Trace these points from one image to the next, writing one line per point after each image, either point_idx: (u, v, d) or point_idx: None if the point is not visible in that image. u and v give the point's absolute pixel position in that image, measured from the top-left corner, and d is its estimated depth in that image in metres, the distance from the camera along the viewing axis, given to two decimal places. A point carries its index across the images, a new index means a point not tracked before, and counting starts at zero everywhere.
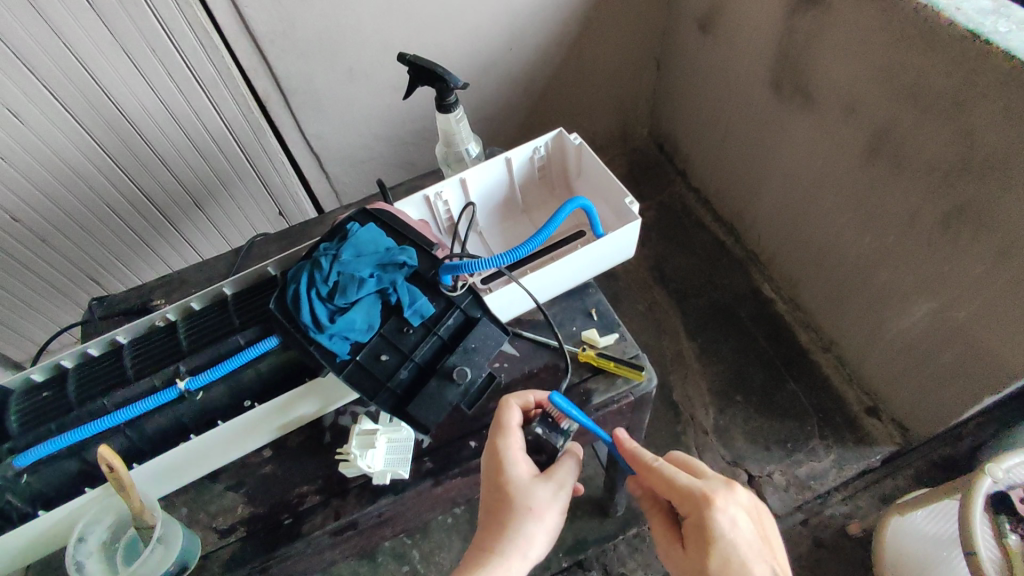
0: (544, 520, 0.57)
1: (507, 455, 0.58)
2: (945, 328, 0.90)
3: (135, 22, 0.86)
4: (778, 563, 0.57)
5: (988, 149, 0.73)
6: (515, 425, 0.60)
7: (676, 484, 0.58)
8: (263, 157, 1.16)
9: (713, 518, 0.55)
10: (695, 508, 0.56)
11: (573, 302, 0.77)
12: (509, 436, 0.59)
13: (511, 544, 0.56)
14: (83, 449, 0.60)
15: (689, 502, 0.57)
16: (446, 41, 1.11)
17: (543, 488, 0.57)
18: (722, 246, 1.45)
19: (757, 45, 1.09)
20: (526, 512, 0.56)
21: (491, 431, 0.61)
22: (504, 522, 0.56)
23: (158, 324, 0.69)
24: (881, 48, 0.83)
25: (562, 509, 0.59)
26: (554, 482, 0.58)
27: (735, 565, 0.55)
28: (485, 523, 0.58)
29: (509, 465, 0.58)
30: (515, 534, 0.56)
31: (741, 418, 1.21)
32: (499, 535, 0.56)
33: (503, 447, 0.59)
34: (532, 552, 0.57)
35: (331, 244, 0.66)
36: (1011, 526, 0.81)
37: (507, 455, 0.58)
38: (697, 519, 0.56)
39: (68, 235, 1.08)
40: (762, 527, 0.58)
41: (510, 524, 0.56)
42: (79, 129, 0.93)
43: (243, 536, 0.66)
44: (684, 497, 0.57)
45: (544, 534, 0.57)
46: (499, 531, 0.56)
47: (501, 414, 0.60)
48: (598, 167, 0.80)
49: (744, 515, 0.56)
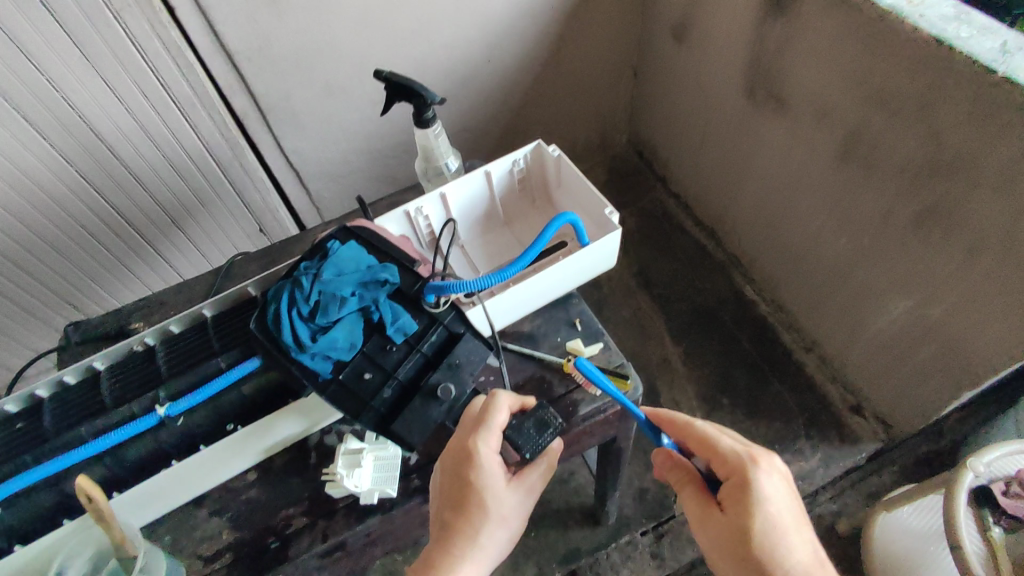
0: (511, 523, 0.59)
1: (484, 458, 0.57)
2: (922, 325, 0.92)
3: (106, 41, 0.85)
4: (811, 542, 0.58)
5: (955, 150, 0.75)
6: (497, 425, 0.58)
7: (721, 447, 0.59)
8: (241, 174, 1.15)
9: (757, 476, 0.56)
10: (740, 467, 0.57)
11: (557, 313, 0.77)
12: (489, 439, 0.58)
13: (478, 548, 0.57)
14: (61, 480, 0.59)
15: (733, 462, 0.58)
16: (423, 55, 1.12)
17: (514, 495, 0.59)
18: (703, 250, 1.47)
19: (730, 53, 1.11)
20: (497, 518, 0.58)
21: (469, 427, 0.59)
22: (475, 528, 0.57)
23: (136, 349, 0.67)
24: (849, 54, 0.85)
25: (525, 513, 0.61)
26: (525, 489, 0.60)
27: (775, 534, 0.55)
28: (451, 526, 0.57)
29: (486, 470, 0.57)
30: (484, 538, 0.57)
31: (728, 421, 1.22)
32: (469, 540, 0.57)
33: (482, 450, 0.57)
34: (493, 555, 0.59)
35: (312, 263, 0.65)
36: (995, 519, 0.82)
37: (484, 459, 0.57)
38: (740, 478, 0.57)
39: (42, 258, 1.06)
40: (796, 503, 0.59)
41: (480, 529, 0.57)
42: (52, 151, 0.92)
43: (229, 562, 0.65)
44: (729, 458, 0.58)
45: (505, 535, 0.59)
46: (466, 537, 0.57)
47: (488, 416, 0.58)
48: (578, 178, 0.80)
49: (783, 484, 0.58)
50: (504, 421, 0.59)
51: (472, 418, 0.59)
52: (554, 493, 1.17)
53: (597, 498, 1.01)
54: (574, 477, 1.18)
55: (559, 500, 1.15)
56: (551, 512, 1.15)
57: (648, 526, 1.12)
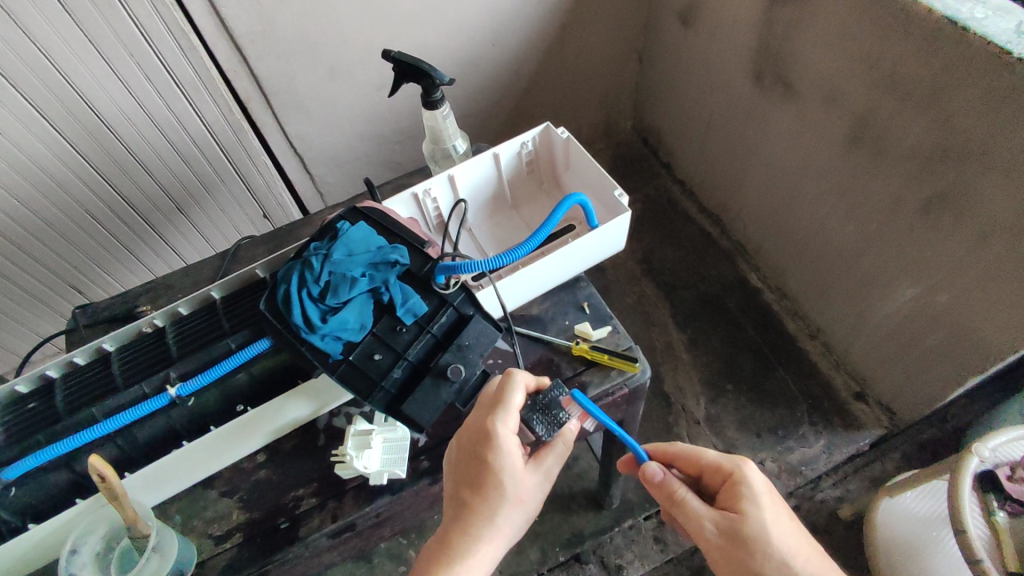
0: (527, 506, 0.59)
1: (502, 438, 0.57)
2: (929, 311, 0.92)
3: (109, 23, 0.84)
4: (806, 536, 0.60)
5: (966, 134, 0.74)
6: (514, 405, 0.58)
7: (708, 457, 0.62)
8: (245, 159, 1.14)
9: (749, 477, 0.59)
10: (732, 471, 0.60)
11: (565, 296, 0.77)
12: (507, 418, 0.58)
13: (496, 529, 0.58)
14: (73, 459, 0.60)
15: (723, 468, 0.61)
16: (428, 38, 1.11)
17: (531, 479, 0.59)
18: (708, 237, 1.46)
19: (738, 37, 1.10)
20: (514, 500, 0.58)
21: (487, 407, 0.59)
22: (493, 509, 0.57)
23: (145, 331, 0.68)
24: (860, 37, 0.84)
25: (542, 497, 0.61)
26: (543, 472, 0.60)
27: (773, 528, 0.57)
28: (468, 506, 0.58)
29: (504, 450, 0.57)
30: (502, 520, 0.58)
31: (732, 407, 1.22)
32: (486, 521, 0.57)
33: (499, 429, 0.57)
34: (509, 538, 0.59)
35: (322, 244, 0.65)
36: (999, 504, 0.83)
37: (502, 439, 0.57)
38: (733, 480, 0.59)
39: (47, 243, 1.07)
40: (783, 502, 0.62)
41: (498, 510, 0.58)
42: (56, 134, 0.92)
43: (240, 542, 0.65)
44: (718, 465, 0.61)
45: (522, 517, 0.60)
46: (484, 519, 0.57)
47: (504, 396, 0.58)
48: (587, 161, 0.80)
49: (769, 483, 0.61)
50: (521, 402, 0.59)
51: (489, 399, 0.60)
52: (559, 478, 1.17)
53: (601, 483, 1.02)
54: (578, 462, 1.19)
55: (563, 484, 1.16)
56: (556, 496, 1.15)
57: (651, 511, 1.13)
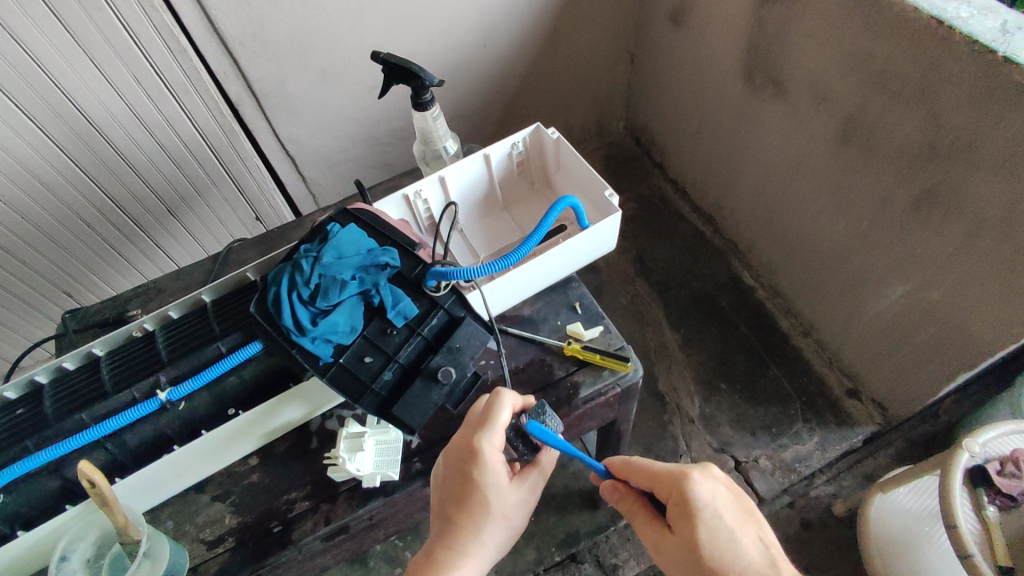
0: (511, 522, 0.59)
1: (488, 455, 0.57)
2: (920, 308, 0.92)
3: (98, 25, 0.83)
4: (768, 536, 0.58)
5: (955, 131, 0.75)
6: (501, 423, 0.58)
7: (657, 472, 0.60)
8: (236, 161, 1.13)
9: (693, 492, 0.56)
10: (676, 487, 0.57)
11: (557, 296, 0.77)
12: (494, 436, 0.58)
13: (481, 544, 0.58)
14: (63, 465, 0.59)
15: (669, 482, 0.58)
16: (419, 39, 1.11)
17: (516, 494, 0.59)
18: (701, 236, 1.47)
19: (728, 36, 1.10)
20: (499, 515, 0.58)
21: (474, 423, 0.59)
22: (478, 524, 0.57)
23: (135, 334, 0.67)
24: (848, 36, 0.84)
25: (527, 512, 0.61)
26: (526, 489, 0.60)
27: (723, 538, 0.56)
28: (453, 521, 0.58)
29: (490, 467, 0.57)
30: (487, 535, 0.58)
31: (726, 405, 1.23)
32: (471, 536, 0.57)
33: (486, 448, 0.57)
34: (494, 553, 0.59)
35: (312, 246, 0.65)
36: (989, 498, 0.82)
37: (488, 456, 0.57)
38: (678, 497, 0.57)
39: (38, 248, 1.06)
40: (745, 502, 0.59)
41: (482, 527, 0.58)
42: (44, 138, 0.91)
43: (232, 546, 0.64)
44: (665, 479, 0.59)
45: (506, 533, 0.60)
46: (468, 535, 0.57)
47: (490, 414, 0.58)
48: (577, 161, 0.80)
49: (722, 488, 0.58)
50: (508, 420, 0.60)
51: (477, 415, 0.60)
52: (554, 478, 1.18)
53: None
54: (573, 462, 1.19)
55: (558, 485, 1.16)
56: (551, 496, 1.16)
57: None
